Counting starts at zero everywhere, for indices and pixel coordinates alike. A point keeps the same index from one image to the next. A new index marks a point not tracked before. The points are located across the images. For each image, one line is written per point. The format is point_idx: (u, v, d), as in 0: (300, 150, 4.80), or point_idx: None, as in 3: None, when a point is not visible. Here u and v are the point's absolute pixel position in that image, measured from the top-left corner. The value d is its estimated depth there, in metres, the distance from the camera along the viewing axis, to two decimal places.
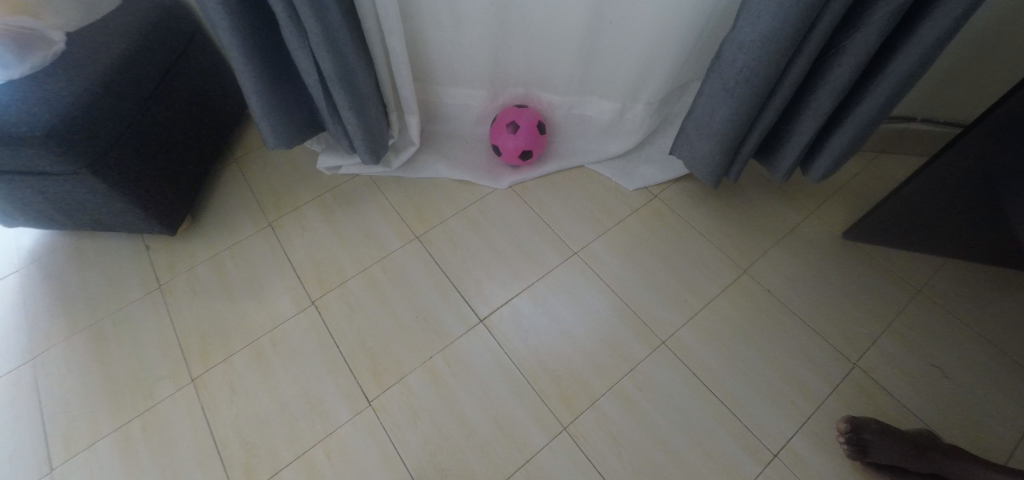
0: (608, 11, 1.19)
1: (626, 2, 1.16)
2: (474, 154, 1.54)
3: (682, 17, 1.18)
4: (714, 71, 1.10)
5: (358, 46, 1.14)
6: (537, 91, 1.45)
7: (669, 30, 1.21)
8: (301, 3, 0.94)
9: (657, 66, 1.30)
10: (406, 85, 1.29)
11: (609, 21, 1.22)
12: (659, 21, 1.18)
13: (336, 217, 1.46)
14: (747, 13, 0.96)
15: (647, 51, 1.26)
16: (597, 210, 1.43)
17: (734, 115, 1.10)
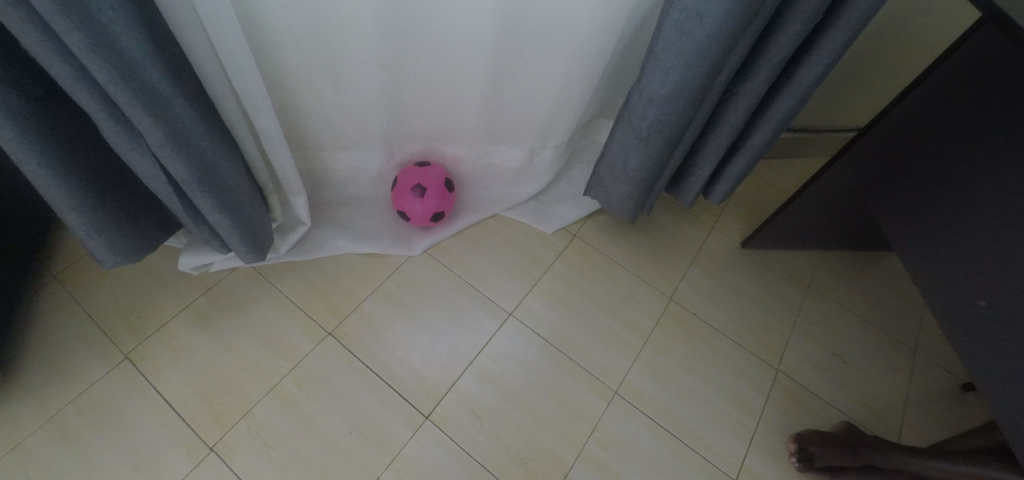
0: (515, 57, 1.15)
1: (531, 47, 1.14)
2: (376, 219, 1.36)
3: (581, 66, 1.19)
4: (624, 118, 1.11)
5: (217, 136, 0.92)
6: (438, 145, 1.34)
7: (572, 76, 1.20)
8: (133, 106, 0.71)
9: (563, 107, 1.29)
10: (288, 166, 1.08)
11: (511, 73, 1.19)
12: (564, 65, 1.18)
13: (221, 327, 1.18)
14: (653, 66, 0.98)
15: (554, 94, 1.25)
16: (524, 260, 1.37)
17: (649, 159, 1.12)
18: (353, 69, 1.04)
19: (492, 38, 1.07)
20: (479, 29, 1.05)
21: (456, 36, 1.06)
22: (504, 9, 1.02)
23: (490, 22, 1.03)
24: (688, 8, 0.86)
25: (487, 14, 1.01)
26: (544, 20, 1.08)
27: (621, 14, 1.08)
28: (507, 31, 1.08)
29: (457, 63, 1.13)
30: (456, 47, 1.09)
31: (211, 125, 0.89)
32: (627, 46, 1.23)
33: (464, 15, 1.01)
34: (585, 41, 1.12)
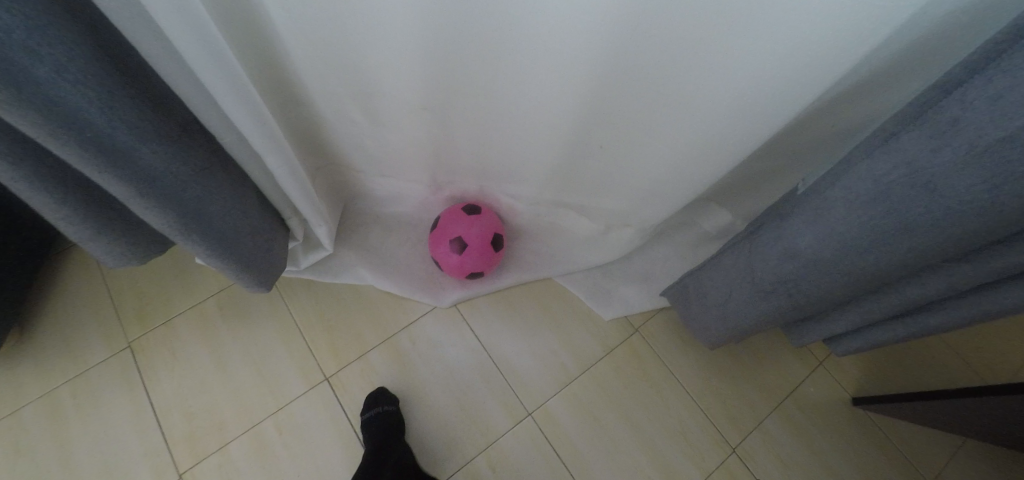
0: (610, 119, 0.84)
1: (636, 113, 0.81)
2: (409, 255, 1.18)
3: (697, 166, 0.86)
4: (740, 250, 0.78)
5: (215, 169, 0.74)
6: (495, 189, 1.09)
7: (681, 163, 0.86)
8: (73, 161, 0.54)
9: (656, 190, 0.95)
10: (306, 193, 0.91)
11: (600, 145, 0.91)
12: (672, 147, 0.84)
13: (223, 342, 1.09)
14: (810, 209, 0.65)
15: (651, 173, 0.92)
16: (562, 346, 1.13)
17: (760, 311, 0.80)
18: (392, 104, 0.83)
19: (584, 91, 0.78)
20: (565, 81, 0.76)
21: (534, 85, 0.78)
22: (607, 62, 0.71)
23: (583, 73, 0.74)
24: (909, 161, 0.51)
25: (579, 64, 0.72)
26: (661, 88, 0.74)
27: (783, 116, 0.70)
28: (605, 88, 0.78)
29: (531, 121, 0.86)
30: (530, 96, 0.80)
31: (206, 158, 0.71)
32: (776, 143, 0.85)
33: (546, 62, 0.72)
34: (712, 133, 0.77)
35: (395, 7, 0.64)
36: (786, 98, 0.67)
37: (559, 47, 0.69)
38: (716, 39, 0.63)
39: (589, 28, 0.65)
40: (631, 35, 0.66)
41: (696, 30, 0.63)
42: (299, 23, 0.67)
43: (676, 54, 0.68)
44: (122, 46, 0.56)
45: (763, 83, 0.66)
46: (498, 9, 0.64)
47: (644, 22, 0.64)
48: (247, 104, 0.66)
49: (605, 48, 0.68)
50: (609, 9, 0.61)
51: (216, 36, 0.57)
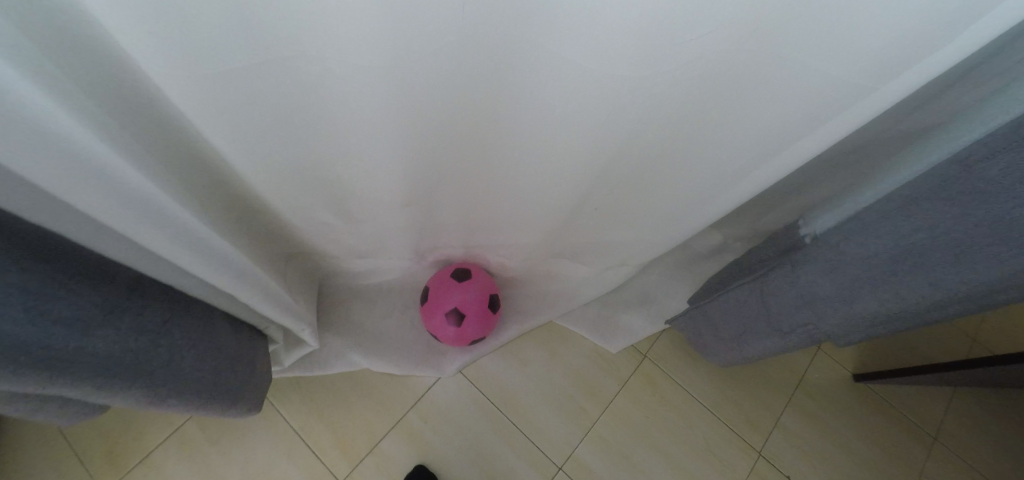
0: (605, 189, 0.77)
1: (626, 186, 0.77)
2: (401, 328, 1.09)
3: (700, 215, 0.80)
4: (759, 290, 0.77)
5: (181, 318, 0.64)
6: (483, 250, 1.01)
7: (665, 215, 0.83)
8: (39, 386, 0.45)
9: (642, 238, 0.92)
10: (284, 304, 0.80)
11: (595, 208, 0.84)
12: (655, 203, 0.80)
13: (215, 467, 0.97)
14: (831, 261, 0.63)
15: (637, 224, 0.88)
16: (578, 389, 1.11)
17: (780, 349, 0.80)
18: (368, 209, 0.73)
19: (574, 184, 0.73)
20: (556, 178, 0.70)
21: (523, 180, 0.72)
22: (598, 161, 0.66)
23: (574, 172, 0.68)
24: (941, 226, 0.50)
25: (569, 165, 0.66)
26: (651, 166, 0.71)
27: (787, 171, 0.66)
28: (595, 178, 0.73)
29: (521, 198, 0.77)
30: (518, 188, 0.75)
31: (168, 311, 0.61)
32: (781, 182, 0.81)
33: (536, 162, 0.66)
34: (690, 189, 0.74)
35: (363, 139, 0.55)
36: (759, 161, 0.64)
37: (547, 151, 0.63)
38: (698, 126, 0.60)
39: (577, 139, 0.60)
40: (618, 138, 0.61)
41: (682, 122, 0.59)
42: (256, 164, 0.56)
43: (660, 140, 0.64)
44: (46, 238, 0.45)
45: (743, 150, 0.63)
46: (478, 119, 0.58)
47: (631, 129, 0.59)
48: (207, 256, 0.56)
49: (593, 152, 0.63)
50: (597, 123, 0.57)
51: (164, 202, 0.48)
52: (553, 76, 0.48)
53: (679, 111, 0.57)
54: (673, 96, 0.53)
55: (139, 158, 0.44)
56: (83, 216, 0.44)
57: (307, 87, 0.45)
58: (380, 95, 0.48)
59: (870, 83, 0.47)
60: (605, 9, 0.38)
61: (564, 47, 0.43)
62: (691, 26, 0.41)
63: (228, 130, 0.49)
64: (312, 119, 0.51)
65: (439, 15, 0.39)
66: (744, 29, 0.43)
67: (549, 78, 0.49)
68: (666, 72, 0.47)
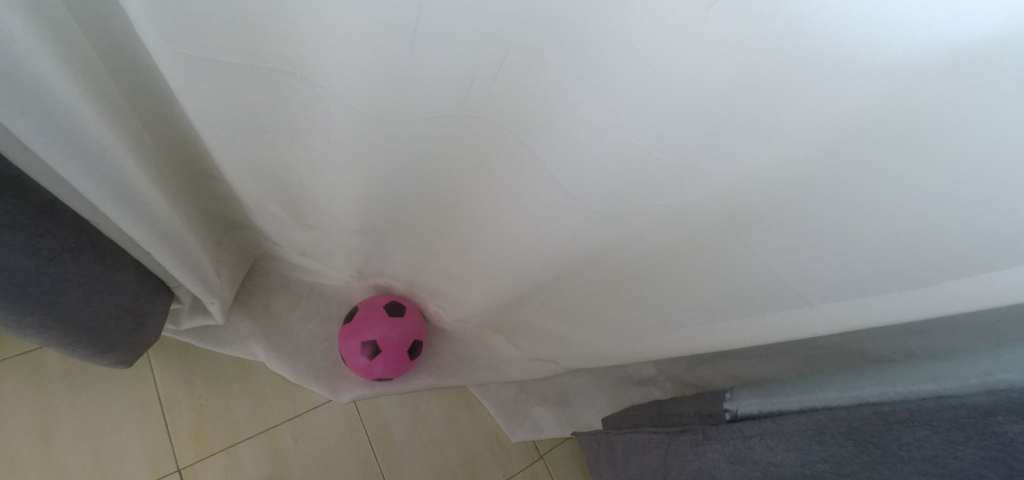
0: (557, 290, 0.77)
1: (573, 299, 0.78)
2: (315, 336, 1.05)
3: (637, 346, 0.81)
4: (673, 449, 0.76)
5: (82, 251, 0.59)
6: (425, 295, 1.00)
7: (602, 336, 0.84)
8: None
9: (571, 345, 0.92)
10: (198, 271, 0.76)
11: (543, 302, 0.83)
12: (594, 321, 0.81)
13: (54, 407, 0.87)
14: (750, 458, 0.63)
15: (572, 333, 0.88)
16: (463, 465, 1.06)
17: None
18: (320, 215, 0.73)
19: (527, 281, 0.74)
20: (511, 266, 0.71)
21: (479, 253, 0.73)
22: (551, 270, 0.68)
23: (528, 270, 0.70)
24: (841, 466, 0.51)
25: (523, 261, 0.68)
26: (599, 291, 0.73)
27: (723, 343, 0.68)
28: (546, 282, 0.74)
29: (477, 266, 0.77)
30: (474, 258, 0.75)
31: (70, 240, 0.57)
32: (717, 354, 0.82)
33: (493, 243, 0.68)
34: (628, 319, 0.76)
35: (336, 166, 0.56)
36: (695, 321, 0.67)
37: (506, 239, 0.65)
38: (648, 272, 0.63)
39: (534, 241, 0.62)
40: (571, 258, 0.63)
41: (634, 265, 0.62)
42: (224, 143, 0.56)
43: (610, 271, 0.66)
44: None
45: (687, 304, 0.65)
46: (452, 187, 0.59)
47: (582, 255, 0.62)
48: (126, 202, 0.53)
49: (546, 260, 0.65)
50: (555, 238, 0.59)
51: (101, 140, 0.46)
52: (522, 179, 0.51)
53: (633, 254, 0.60)
54: (626, 240, 0.56)
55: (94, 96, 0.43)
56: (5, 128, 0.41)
57: (293, 103, 0.47)
58: (361, 139, 0.50)
59: (804, 297, 0.52)
60: (580, 142, 0.42)
61: (535, 159, 0.47)
62: (660, 189, 0.45)
63: (211, 112, 0.49)
64: (292, 130, 0.52)
65: (435, 96, 0.42)
66: (709, 211, 0.47)
67: (518, 180, 0.52)
68: (625, 218, 0.51)
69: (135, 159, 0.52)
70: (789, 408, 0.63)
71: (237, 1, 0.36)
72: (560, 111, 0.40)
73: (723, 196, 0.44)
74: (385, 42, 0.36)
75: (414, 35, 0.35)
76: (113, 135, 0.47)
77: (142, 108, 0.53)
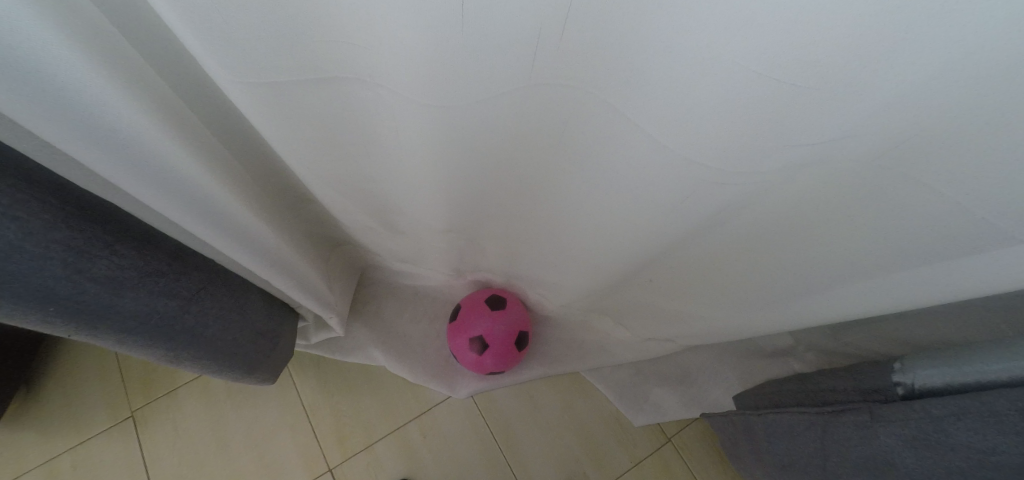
0: (664, 265, 0.69)
1: (683, 272, 0.70)
2: (425, 336, 1.09)
3: (768, 317, 0.70)
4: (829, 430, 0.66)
5: (215, 286, 0.66)
6: (523, 285, 0.98)
7: (723, 310, 0.74)
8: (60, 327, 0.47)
9: (688, 321, 0.83)
10: (312, 289, 0.82)
11: (649, 279, 0.76)
12: (713, 294, 0.72)
13: (225, 418, 1.01)
14: (942, 442, 0.51)
15: (687, 308, 0.80)
16: (586, 452, 1.03)
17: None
18: (409, 220, 0.73)
19: (629, 256, 0.67)
20: (611, 241, 0.65)
21: (573, 233, 0.68)
22: (656, 241, 0.61)
23: (630, 245, 0.63)
24: None
25: (622, 234, 0.62)
26: (715, 260, 0.63)
27: (887, 305, 0.55)
28: (652, 256, 0.67)
29: (572, 249, 0.73)
30: (568, 240, 0.71)
31: (204, 279, 0.63)
32: (877, 317, 0.68)
33: (584, 220, 0.63)
34: (753, 288, 0.66)
35: (414, 166, 0.55)
36: (843, 282, 0.56)
37: (599, 215, 0.60)
38: (776, 231, 0.53)
39: (630, 211, 0.55)
40: (678, 227, 0.56)
41: (758, 225, 0.53)
42: (309, 165, 0.57)
43: (727, 236, 0.57)
44: (105, 203, 0.49)
45: (832, 262, 0.54)
46: (533, 170, 0.55)
47: (690, 221, 0.54)
48: (232, 233, 0.57)
49: (648, 231, 0.58)
50: (655, 206, 0.52)
51: (193, 181, 0.49)
52: (611, 143, 0.45)
53: (756, 212, 0.50)
54: (745, 197, 0.47)
55: (183, 140, 0.46)
56: (111, 183, 0.45)
57: (358, 110, 0.46)
58: (430, 131, 0.47)
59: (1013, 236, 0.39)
60: (678, 89, 0.34)
61: (624, 120, 0.40)
62: (786, 128, 0.36)
63: (288, 135, 0.50)
64: (364, 138, 0.51)
65: (497, 73, 0.38)
66: (851, 149, 0.37)
67: (606, 146, 0.46)
68: (743, 170, 0.42)
69: (235, 192, 0.56)
70: (996, 380, 0.49)
71: (284, 15, 0.35)
72: (650, 53, 0.33)
73: (880, 126, 0.34)
74: (438, 20, 0.32)
75: (463, 10, 0.32)
76: (207, 173, 0.50)
77: (232, 145, 0.56)
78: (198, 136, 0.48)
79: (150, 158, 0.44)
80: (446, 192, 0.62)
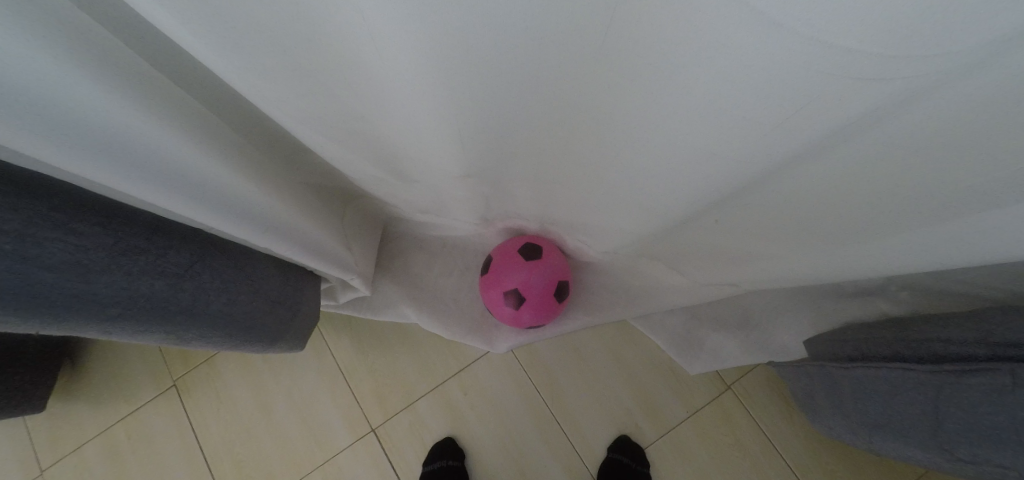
0: (735, 203, 0.55)
1: (761, 211, 0.55)
2: (458, 290, 1.01)
3: (873, 259, 0.56)
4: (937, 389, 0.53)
5: (212, 257, 0.59)
6: (561, 230, 0.86)
7: (808, 254, 0.60)
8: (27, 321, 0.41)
9: (760, 265, 0.70)
10: (320, 250, 0.73)
11: (717, 218, 0.62)
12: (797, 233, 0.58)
13: (265, 382, 1.01)
14: None
15: (761, 250, 0.66)
16: (638, 404, 0.96)
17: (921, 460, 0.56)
18: (419, 167, 0.61)
19: (692, 196, 0.53)
20: (668, 178, 0.51)
21: (620, 168, 0.54)
22: (729, 175, 0.46)
23: (696, 180, 0.49)
24: None
25: (685, 167, 0.47)
26: (811, 193, 0.48)
27: None
28: (723, 196, 0.52)
29: (619, 187, 0.59)
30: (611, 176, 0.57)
31: (197, 252, 0.56)
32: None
33: (635, 151, 0.48)
34: (859, 225, 0.51)
35: (408, 93, 0.42)
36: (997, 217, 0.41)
37: (655, 141, 0.45)
38: (919, 156, 0.37)
39: (700, 133, 0.41)
40: (769, 152, 0.41)
41: (895, 146, 0.36)
42: (282, 100, 0.46)
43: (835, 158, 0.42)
44: (44, 177, 0.41)
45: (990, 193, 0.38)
46: (564, 87, 0.41)
47: (787, 145, 0.38)
48: (203, 199, 0.48)
49: (723, 162, 0.44)
50: (742, 121, 0.37)
51: (132, 138, 0.38)
52: (687, 24, 0.29)
53: (899, 126, 0.34)
54: (893, 105, 0.31)
55: (112, 82, 0.34)
56: (18, 151, 0.35)
57: (314, 15, 0.33)
58: (414, 35, 0.33)
59: None
60: None
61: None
62: None
63: (235, 57, 0.38)
64: (336, 54, 0.39)
65: None
66: None
67: (675, 38, 0.30)
68: (910, 61, 0.26)
69: (200, 147, 0.45)
70: None
71: None
72: None
73: None
74: None
75: None
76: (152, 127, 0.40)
77: (187, 92, 0.45)
78: (135, 69, 0.37)
79: (56, 112, 0.33)
80: (458, 127, 0.50)
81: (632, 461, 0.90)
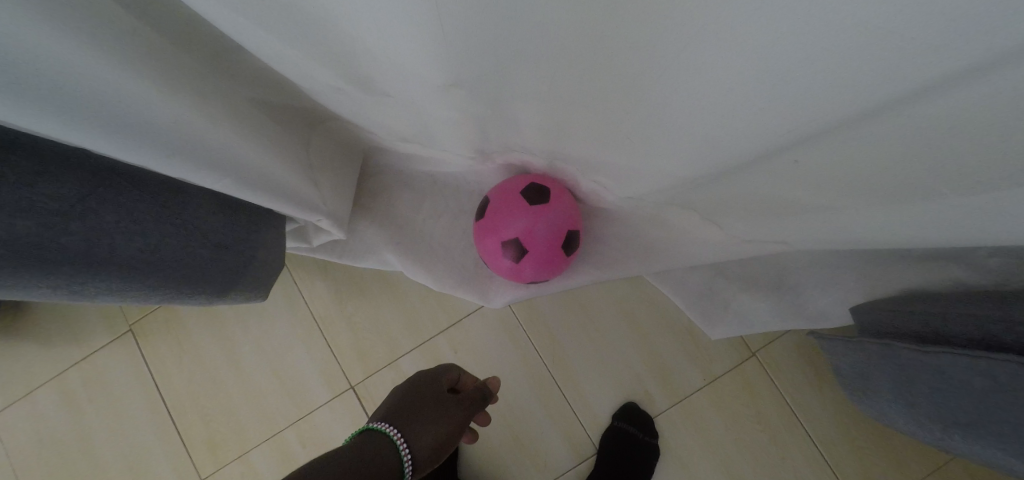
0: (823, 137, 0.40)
1: (879, 138, 0.38)
2: (449, 236, 0.87)
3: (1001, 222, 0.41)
4: None
5: (117, 190, 0.45)
6: (574, 169, 0.71)
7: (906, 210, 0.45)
8: None
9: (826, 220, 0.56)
10: (269, 184, 0.57)
11: (788, 158, 0.46)
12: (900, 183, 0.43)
13: (232, 331, 0.90)
14: None
15: (834, 202, 0.51)
16: (648, 369, 0.85)
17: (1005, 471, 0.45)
18: (388, 74, 0.45)
19: (789, 104, 0.36)
20: (762, 70, 0.33)
21: (677, 67, 0.37)
22: (858, 69, 0.30)
23: (806, 75, 0.32)
24: None
25: (798, 53, 0.30)
26: (966, 113, 0.32)
27: None
28: (836, 109, 0.35)
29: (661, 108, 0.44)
30: (666, 77, 0.39)
31: (91, 182, 0.42)
32: None
33: (717, 29, 0.30)
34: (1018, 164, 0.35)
35: None
36: None
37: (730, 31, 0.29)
38: None
39: None
40: (954, 19, 0.24)
41: None
42: None
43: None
44: None
45: None
46: None
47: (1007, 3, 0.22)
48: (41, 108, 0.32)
49: (870, 36, 0.27)
50: None
51: None
52: None
53: None
54: None
55: None
56: None
57: None
58: None
59: None
60: None
61: None
62: None
63: None
64: None
65: None
66: None
67: None
68: None
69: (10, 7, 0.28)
70: None
71: None
72: None
73: None
74: None
75: None
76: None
77: None
78: None
79: None
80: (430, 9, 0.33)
81: (639, 432, 0.82)
